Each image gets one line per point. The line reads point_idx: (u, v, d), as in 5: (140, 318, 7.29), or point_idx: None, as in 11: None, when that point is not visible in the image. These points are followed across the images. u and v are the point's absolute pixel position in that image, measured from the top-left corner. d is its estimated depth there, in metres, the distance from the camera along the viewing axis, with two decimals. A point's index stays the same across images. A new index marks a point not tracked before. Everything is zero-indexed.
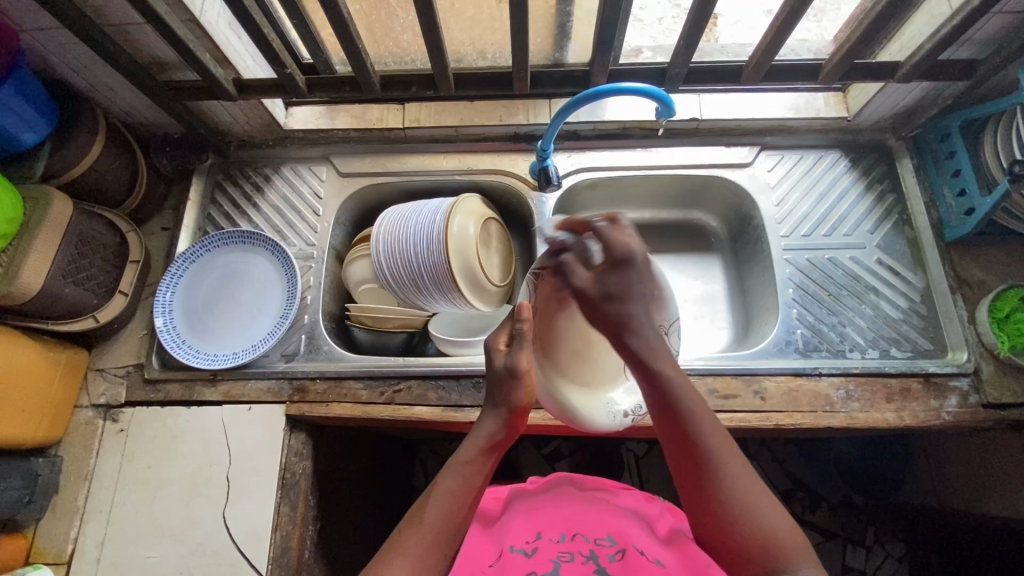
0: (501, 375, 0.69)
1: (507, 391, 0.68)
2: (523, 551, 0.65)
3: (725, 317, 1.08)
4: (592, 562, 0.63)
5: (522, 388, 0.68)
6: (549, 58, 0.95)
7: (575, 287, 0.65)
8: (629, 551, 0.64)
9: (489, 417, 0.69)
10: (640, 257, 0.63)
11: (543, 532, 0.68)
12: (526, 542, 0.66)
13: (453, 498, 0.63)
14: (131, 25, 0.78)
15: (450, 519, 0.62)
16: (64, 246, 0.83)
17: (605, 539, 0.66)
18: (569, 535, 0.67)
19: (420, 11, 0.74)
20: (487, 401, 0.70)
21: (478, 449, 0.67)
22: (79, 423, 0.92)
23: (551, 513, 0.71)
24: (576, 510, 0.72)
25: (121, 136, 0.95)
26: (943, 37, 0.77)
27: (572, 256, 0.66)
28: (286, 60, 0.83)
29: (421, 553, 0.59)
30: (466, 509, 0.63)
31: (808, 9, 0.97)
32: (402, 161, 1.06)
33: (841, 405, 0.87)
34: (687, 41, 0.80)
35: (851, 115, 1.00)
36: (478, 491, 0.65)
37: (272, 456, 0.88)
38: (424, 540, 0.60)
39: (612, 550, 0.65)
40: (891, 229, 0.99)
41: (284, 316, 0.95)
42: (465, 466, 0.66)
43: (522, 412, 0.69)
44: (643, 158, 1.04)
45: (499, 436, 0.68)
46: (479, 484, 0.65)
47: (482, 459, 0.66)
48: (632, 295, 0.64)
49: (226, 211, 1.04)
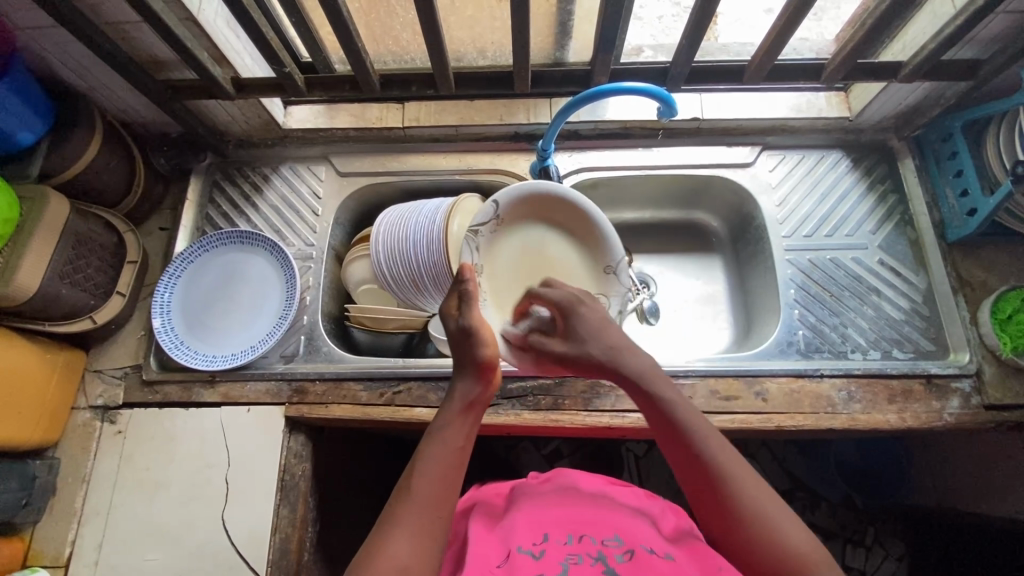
0: (457, 335, 0.71)
1: (466, 345, 0.70)
2: (531, 553, 0.63)
3: (726, 318, 1.08)
4: (600, 562, 0.62)
5: (485, 342, 0.69)
6: (549, 57, 0.95)
7: (551, 352, 0.74)
8: (638, 550, 0.63)
9: (462, 377, 0.70)
10: (580, 305, 0.73)
11: (550, 533, 0.67)
12: (533, 543, 0.65)
13: (437, 466, 0.63)
14: (128, 24, 0.77)
15: (437, 485, 0.62)
16: (61, 246, 0.82)
17: (613, 539, 0.65)
18: (576, 537, 0.66)
19: (421, 10, 0.74)
20: (457, 363, 0.71)
21: (457, 411, 0.68)
22: (77, 425, 0.91)
23: (557, 514, 0.70)
24: (582, 510, 0.71)
25: (118, 135, 0.94)
26: (946, 36, 0.76)
27: (535, 331, 0.78)
28: (285, 59, 0.82)
29: (417, 519, 0.60)
30: (453, 470, 0.64)
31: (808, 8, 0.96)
32: (401, 161, 1.05)
33: (842, 407, 0.87)
34: (692, 35, 0.79)
35: (852, 116, 1.00)
36: (462, 451, 0.66)
37: (272, 457, 0.88)
38: (417, 505, 0.61)
39: (620, 549, 0.63)
40: (893, 229, 0.98)
41: (283, 317, 0.95)
42: (446, 430, 0.67)
43: (491, 365, 0.70)
44: (645, 158, 1.04)
45: (475, 395, 0.69)
46: (462, 443, 0.67)
47: (461, 419, 0.67)
48: (589, 335, 0.70)
49: (225, 211, 1.04)
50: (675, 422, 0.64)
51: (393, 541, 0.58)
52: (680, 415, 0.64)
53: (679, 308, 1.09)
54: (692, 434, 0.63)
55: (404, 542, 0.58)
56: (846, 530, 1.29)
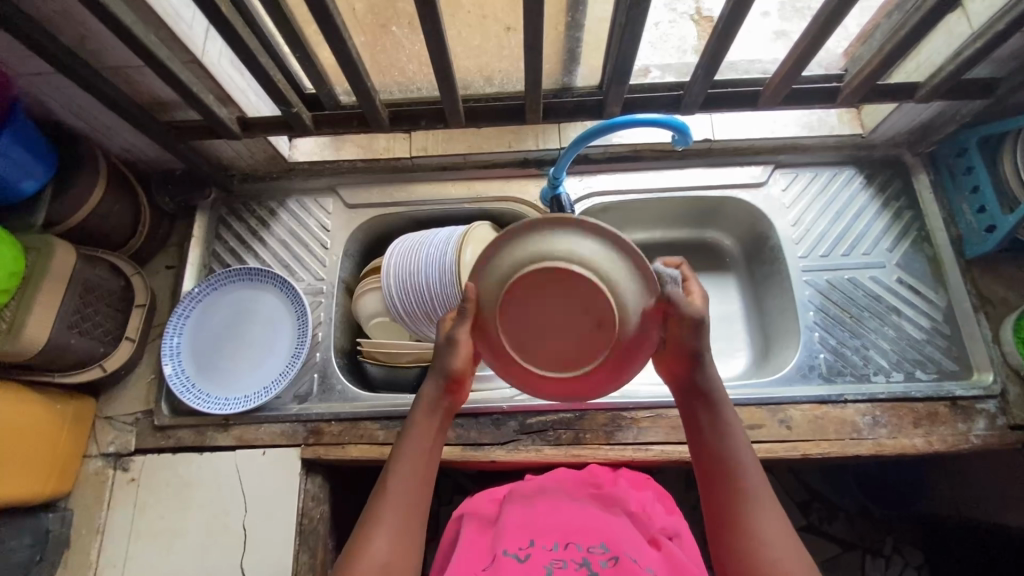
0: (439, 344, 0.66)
1: (441, 356, 0.66)
2: (517, 556, 0.64)
3: (743, 339, 1.06)
4: (584, 568, 0.62)
5: (459, 357, 0.65)
6: (558, 83, 0.93)
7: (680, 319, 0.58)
8: (621, 557, 0.63)
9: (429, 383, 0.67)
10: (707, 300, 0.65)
11: (536, 539, 0.67)
12: (520, 547, 0.65)
13: (410, 469, 0.64)
14: (131, 68, 0.75)
15: (411, 487, 0.63)
16: (68, 297, 0.80)
17: (598, 546, 0.65)
18: (563, 543, 0.66)
19: (433, 52, 0.72)
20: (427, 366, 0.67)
21: (425, 414, 0.66)
22: (89, 473, 0.89)
23: (547, 520, 0.70)
24: (569, 518, 0.70)
25: (121, 175, 0.92)
26: (966, 58, 0.74)
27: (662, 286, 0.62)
28: (292, 99, 0.79)
29: (395, 518, 0.61)
30: (425, 472, 0.64)
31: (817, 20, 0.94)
32: (409, 191, 1.04)
33: (868, 432, 0.85)
34: (707, 66, 0.78)
35: (866, 132, 0.99)
36: (432, 452, 0.66)
37: (289, 502, 0.86)
38: (394, 506, 0.61)
39: (604, 556, 0.63)
40: (910, 246, 0.97)
41: (296, 355, 0.93)
42: (415, 435, 0.66)
43: (461, 378, 0.66)
44: (656, 179, 1.02)
45: (440, 401, 0.67)
46: (429, 446, 0.66)
47: (429, 422, 0.67)
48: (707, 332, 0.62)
49: (232, 246, 1.02)
50: (713, 406, 0.63)
51: (376, 538, 0.59)
52: (718, 398, 0.64)
53: None
54: (722, 420, 0.63)
55: (385, 538, 0.59)
56: (865, 540, 1.27)
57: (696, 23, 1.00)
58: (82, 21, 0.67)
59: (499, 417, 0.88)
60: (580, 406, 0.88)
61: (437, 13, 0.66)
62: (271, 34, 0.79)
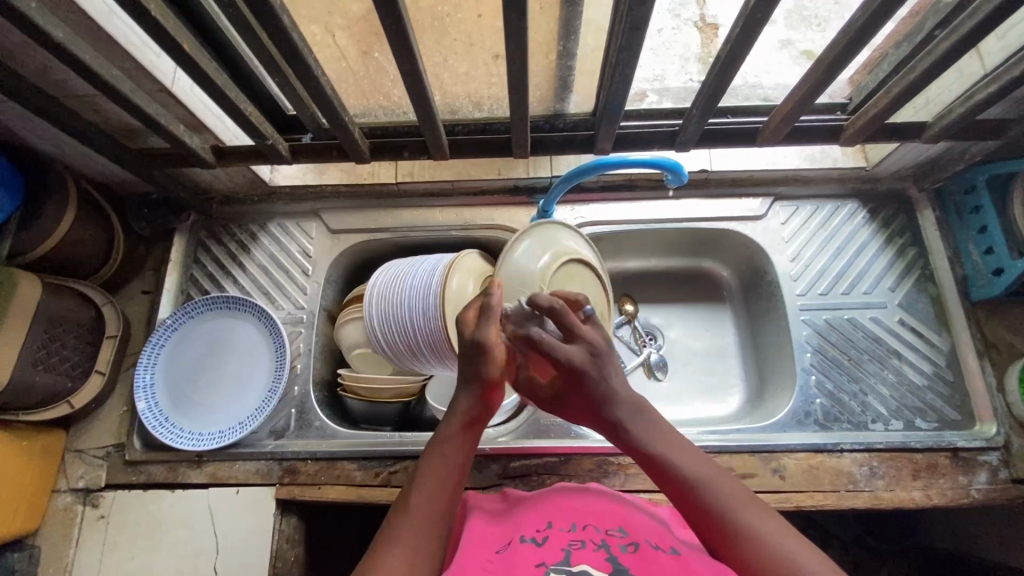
0: (468, 351, 0.63)
1: (475, 362, 0.62)
2: (533, 541, 0.57)
3: (738, 376, 1.02)
4: (604, 549, 0.55)
5: (494, 361, 0.62)
6: (550, 110, 0.86)
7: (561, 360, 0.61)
8: (643, 543, 0.56)
9: (463, 392, 0.63)
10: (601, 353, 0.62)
11: (553, 521, 0.60)
12: (537, 532, 0.59)
13: (434, 483, 0.58)
14: (96, 97, 0.71)
15: (436, 504, 0.57)
16: (34, 332, 0.78)
17: (617, 529, 0.59)
18: (580, 525, 0.60)
19: (413, 88, 0.68)
20: (461, 375, 0.64)
21: (457, 427, 0.61)
22: (57, 510, 0.87)
23: (563, 505, 0.64)
24: (588, 504, 0.64)
25: (94, 202, 0.89)
26: (979, 101, 0.70)
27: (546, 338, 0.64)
28: (267, 131, 0.76)
29: (412, 534, 0.55)
30: (451, 488, 0.58)
31: (810, 18, 0.93)
32: (395, 217, 1.00)
33: (864, 484, 0.82)
34: (704, 106, 0.74)
35: (869, 166, 0.95)
36: (462, 468, 0.60)
37: (262, 543, 0.83)
38: (412, 523, 0.55)
39: (624, 540, 0.56)
40: (913, 285, 0.93)
41: (273, 390, 0.90)
42: (443, 446, 0.61)
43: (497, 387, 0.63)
44: (650, 210, 0.98)
45: (478, 412, 0.63)
46: (461, 460, 0.61)
47: (460, 437, 0.61)
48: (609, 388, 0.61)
49: (210, 272, 0.99)
50: (656, 457, 0.58)
51: (390, 555, 0.52)
52: (658, 444, 0.59)
53: (686, 366, 1.03)
54: (674, 460, 0.58)
55: (401, 555, 0.52)
56: None
57: (700, 31, 0.97)
58: (42, 53, 0.63)
59: (481, 460, 0.85)
60: (565, 451, 0.85)
61: (415, 52, 0.62)
62: (247, 63, 0.75)
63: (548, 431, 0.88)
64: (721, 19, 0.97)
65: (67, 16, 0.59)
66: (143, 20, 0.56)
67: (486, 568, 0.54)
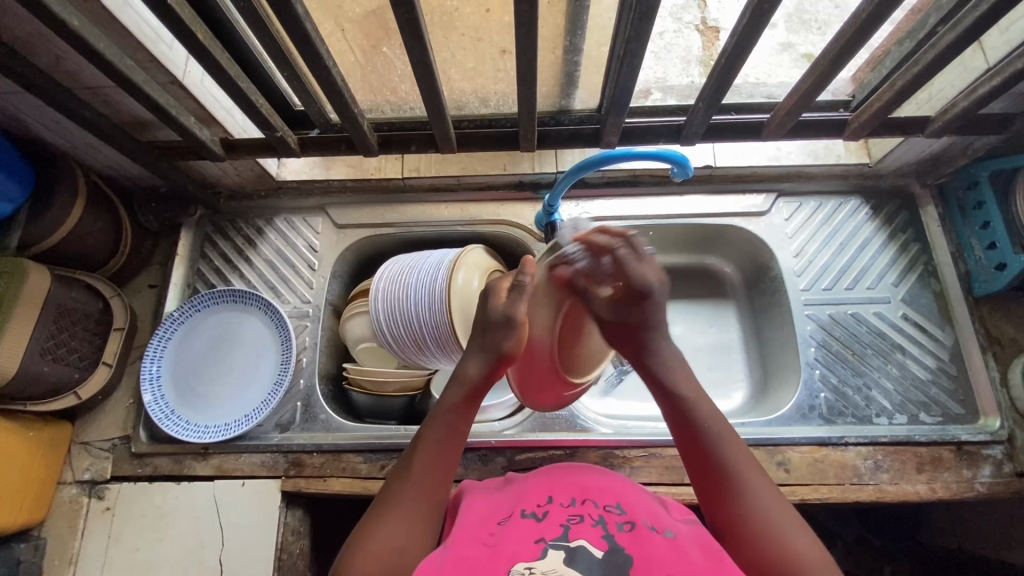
0: (496, 322, 0.67)
1: (498, 336, 0.67)
2: (534, 516, 0.58)
3: (742, 371, 1.01)
4: (600, 526, 0.55)
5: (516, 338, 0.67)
6: (555, 105, 0.87)
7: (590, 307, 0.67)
8: (639, 524, 0.56)
9: (474, 361, 0.68)
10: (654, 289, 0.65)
11: (554, 495, 0.61)
12: (538, 506, 0.59)
13: (429, 456, 0.62)
14: (107, 88, 0.72)
15: (426, 474, 0.61)
16: (42, 323, 0.78)
17: (615, 506, 0.59)
18: (580, 500, 0.60)
19: (422, 80, 0.69)
20: (477, 344, 0.69)
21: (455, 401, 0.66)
22: (63, 501, 0.87)
23: (566, 478, 0.64)
24: (586, 476, 0.63)
25: (102, 194, 0.90)
26: (981, 95, 0.71)
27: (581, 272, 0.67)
28: (276, 124, 0.76)
29: (410, 505, 0.59)
30: (443, 459, 0.63)
31: (809, 20, 0.93)
32: (401, 212, 1.01)
33: (869, 477, 0.82)
34: (711, 96, 0.74)
35: (873, 162, 0.96)
36: (460, 438, 0.65)
37: (268, 535, 0.83)
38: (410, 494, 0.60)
39: (621, 519, 0.57)
40: (916, 281, 0.94)
41: (279, 383, 0.90)
42: (439, 418, 0.65)
43: (510, 362, 0.68)
44: (655, 205, 0.99)
45: (479, 384, 0.67)
46: (458, 431, 0.65)
47: (458, 409, 0.65)
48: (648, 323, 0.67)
49: (217, 266, 0.99)
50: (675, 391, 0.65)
51: (386, 524, 0.57)
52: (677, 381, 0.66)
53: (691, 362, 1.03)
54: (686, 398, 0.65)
55: (400, 526, 0.57)
56: None
57: (700, 33, 0.97)
58: (56, 43, 0.64)
59: (487, 453, 0.85)
60: (570, 444, 0.85)
61: (425, 43, 0.62)
62: (257, 56, 0.76)
63: (553, 424, 0.88)
64: (723, 23, 0.97)
65: (83, 7, 0.60)
66: (160, 10, 0.57)
67: (488, 542, 0.55)
